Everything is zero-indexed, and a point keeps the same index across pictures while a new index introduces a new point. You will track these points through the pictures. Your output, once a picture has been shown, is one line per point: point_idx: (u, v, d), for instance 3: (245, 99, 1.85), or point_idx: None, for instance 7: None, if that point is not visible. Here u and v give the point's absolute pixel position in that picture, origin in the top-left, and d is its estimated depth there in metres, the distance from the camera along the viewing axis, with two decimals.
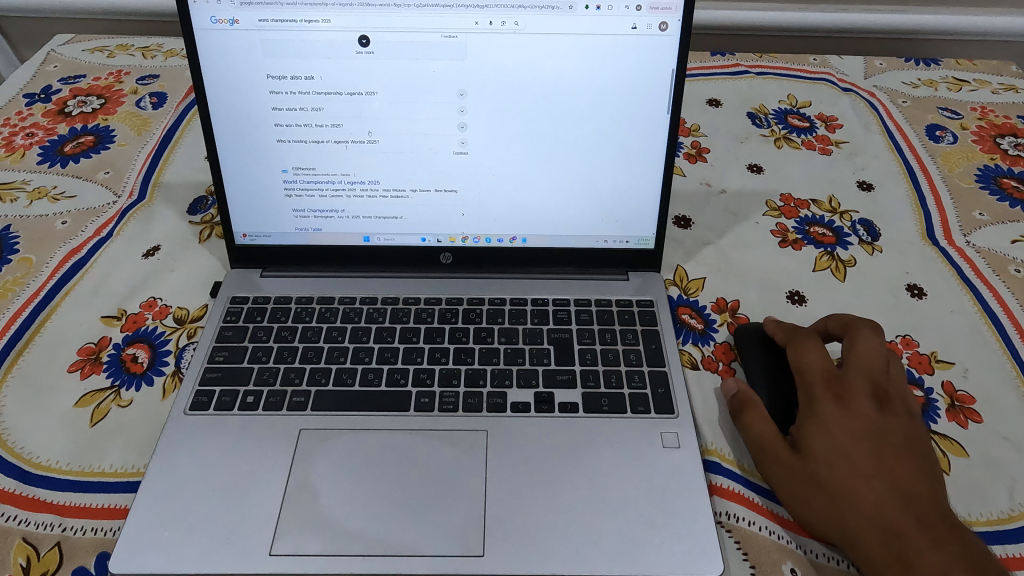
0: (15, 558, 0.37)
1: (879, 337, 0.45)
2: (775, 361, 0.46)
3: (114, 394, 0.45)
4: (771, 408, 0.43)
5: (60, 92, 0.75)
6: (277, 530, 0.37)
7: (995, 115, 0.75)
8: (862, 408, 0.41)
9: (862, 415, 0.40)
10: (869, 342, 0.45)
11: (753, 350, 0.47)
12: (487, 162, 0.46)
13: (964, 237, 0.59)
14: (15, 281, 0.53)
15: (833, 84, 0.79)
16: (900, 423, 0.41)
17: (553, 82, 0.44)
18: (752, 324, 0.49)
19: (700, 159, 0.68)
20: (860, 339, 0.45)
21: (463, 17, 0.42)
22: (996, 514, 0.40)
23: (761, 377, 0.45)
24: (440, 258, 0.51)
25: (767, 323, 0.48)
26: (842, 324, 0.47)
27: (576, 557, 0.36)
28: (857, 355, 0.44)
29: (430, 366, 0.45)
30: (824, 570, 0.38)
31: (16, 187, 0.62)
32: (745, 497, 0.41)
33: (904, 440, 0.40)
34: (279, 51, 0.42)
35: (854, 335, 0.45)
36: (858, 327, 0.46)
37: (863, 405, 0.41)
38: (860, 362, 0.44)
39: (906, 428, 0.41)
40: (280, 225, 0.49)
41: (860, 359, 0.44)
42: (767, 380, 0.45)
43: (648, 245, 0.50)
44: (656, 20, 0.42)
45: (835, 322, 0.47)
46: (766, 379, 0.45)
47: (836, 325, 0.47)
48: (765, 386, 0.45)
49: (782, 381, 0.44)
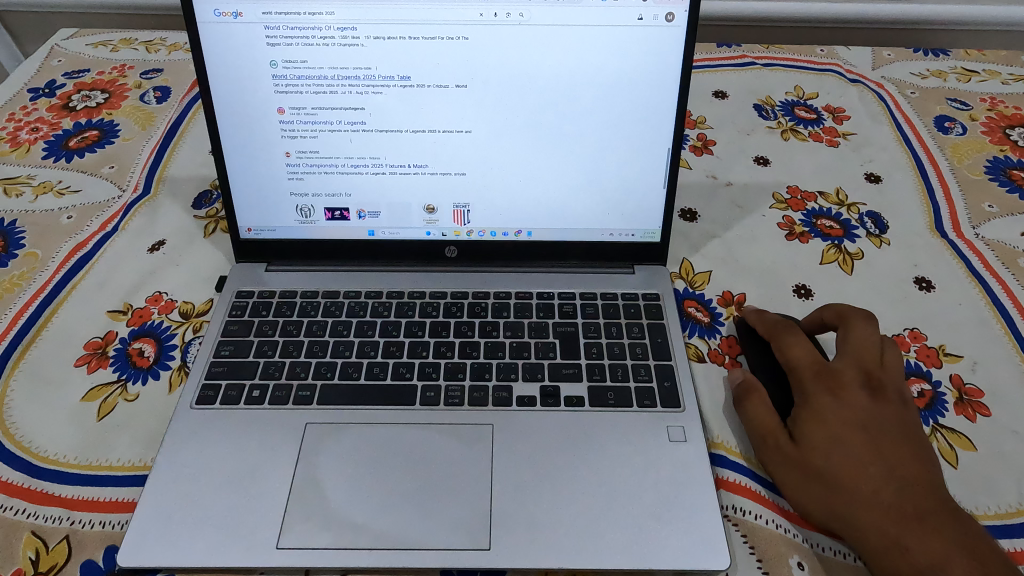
0: (24, 552, 0.38)
1: (872, 327, 0.45)
2: (768, 355, 0.46)
3: (121, 388, 0.46)
4: (769, 395, 0.43)
5: (64, 86, 0.75)
6: (283, 524, 0.37)
7: (1005, 106, 0.74)
8: (855, 399, 0.41)
9: (855, 406, 0.40)
10: (862, 332, 0.44)
11: (751, 344, 0.47)
12: (491, 153, 0.46)
13: (972, 230, 0.59)
14: (21, 276, 0.53)
15: (840, 75, 0.79)
16: (895, 412, 0.41)
17: (558, 74, 0.43)
18: (750, 314, 0.49)
19: (706, 151, 0.67)
20: (854, 330, 0.45)
21: (467, 10, 0.42)
22: (1005, 508, 0.40)
23: (760, 370, 0.45)
24: (444, 252, 0.50)
25: (760, 312, 0.48)
26: (837, 314, 0.46)
27: (582, 552, 0.36)
28: (850, 346, 0.44)
29: (435, 360, 0.45)
30: (830, 564, 0.38)
31: (21, 182, 0.62)
32: (751, 490, 0.41)
33: (899, 429, 0.40)
34: (282, 42, 0.42)
35: (848, 327, 0.45)
36: (852, 317, 0.46)
37: (856, 395, 0.41)
38: (852, 352, 0.44)
39: (902, 418, 0.40)
40: (285, 218, 0.49)
41: (853, 351, 0.44)
42: (766, 372, 0.45)
43: (654, 238, 0.50)
44: (662, 10, 0.41)
45: (830, 312, 0.47)
46: (764, 370, 0.45)
47: (831, 316, 0.46)
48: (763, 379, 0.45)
49: (776, 374, 0.44)
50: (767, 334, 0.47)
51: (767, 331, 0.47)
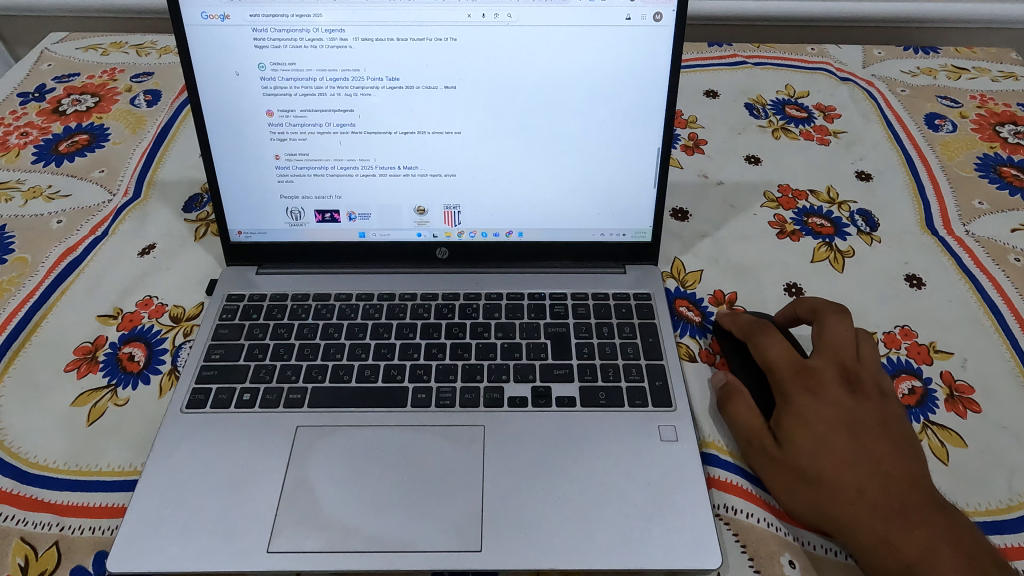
0: (13, 558, 0.37)
1: (846, 321, 0.45)
2: (746, 354, 0.46)
3: (111, 393, 0.45)
4: (751, 396, 0.43)
5: (54, 90, 0.75)
6: (274, 528, 0.37)
7: (995, 103, 0.74)
8: (837, 397, 0.41)
9: (835, 403, 0.40)
10: (837, 327, 0.45)
11: (730, 344, 0.47)
12: (481, 154, 0.46)
13: (962, 227, 0.59)
14: (11, 281, 0.53)
15: (831, 73, 0.79)
16: (875, 407, 0.41)
17: (547, 74, 0.43)
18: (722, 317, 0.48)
19: (697, 151, 0.67)
20: (829, 326, 0.45)
21: (455, 11, 0.41)
22: (995, 504, 0.40)
23: (740, 371, 0.45)
24: (435, 253, 0.50)
25: (732, 315, 0.48)
26: (810, 310, 0.47)
27: (573, 552, 0.36)
28: (826, 342, 0.44)
29: (426, 362, 0.45)
30: (820, 562, 0.38)
31: (10, 187, 0.62)
32: (742, 488, 0.41)
33: (881, 423, 0.40)
34: (270, 42, 0.42)
35: (822, 322, 0.45)
36: (825, 313, 0.46)
37: (836, 393, 0.41)
38: (829, 349, 0.44)
39: (882, 412, 0.41)
40: (274, 220, 0.49)
41: (828, 346, 0.44)
42: (746, 372, 0.45)
43: (645, 238, 0.50)
44: (650, 10, 0.41)
45: (803, 308, 0.47)
46: (745, 369, 0.45)
47: (805, 311, 0.47)
48: (745, 380, 0.45)
49: (755, 373, 0.44)
50: (743, 333, 0.46)
51: (743, 332, 0.46)
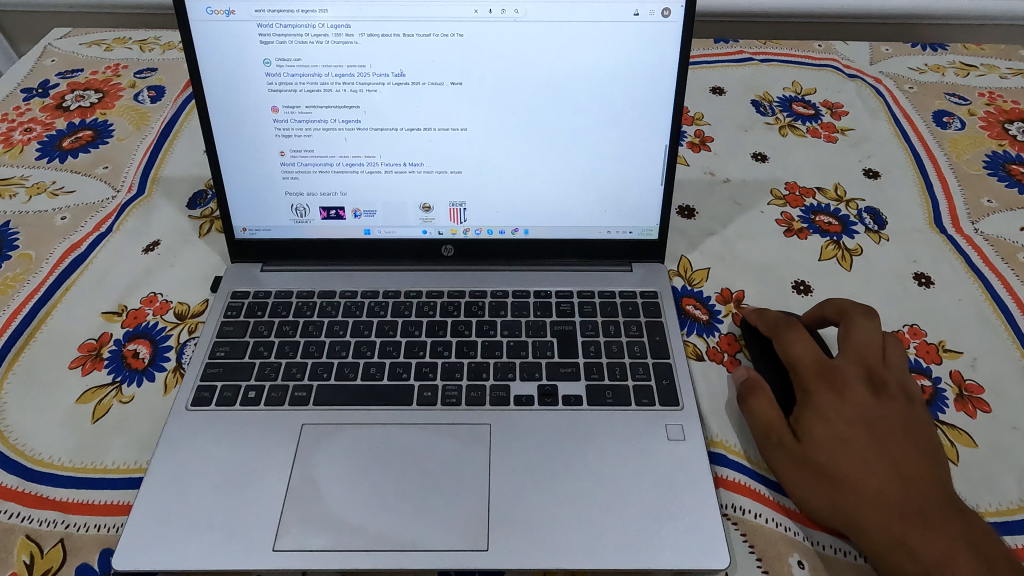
0: (18, 556, 0.37)
1: (874, 324, 0.45)
2: (770, 352, 0.46)
3: (115, 390, 0.45)
4: (773, 391, 0.43)
5: (57, 86, 0.75)
6: (279, 526, 0.37)
7: (1003, 100, 0.74)
8: (859, 397, 0.41)
9: (857, 402, 0.40)
10: (864, 328, 0.44)
11: (754, 341, 0.47)
12: (486, 151, 0.46)
13: (971, 225, 0.58)
14: (15, 277, 0.53)
15: (838, 70, 0.78)
16: (898, 409, 0.40)
17: (553, 71, 0.43)
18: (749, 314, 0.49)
19: (704, 148, 0.67)
20: (856, 327, 0.45)
21: (461, 7, 0.41)
22: (1006, 505, 0.40)
23: (763, 368, 0.45)
24: (441, 250, 0.50)
25: (760, 312, 0.48)
26: (838, 310, 0.46)
27: (579, 551, 0.36)
28: (852, 343, 0.44)
29: (432, 360, 0.45)
30: (831, 563, 0.37)
31: (14, 183, 0.62)
32: (751, 489, 0.41)
33: (903, 425, 0.40)
34: (275, 37, 0.41)
35: (848, 323, 0.45)
36: (852, 314, 0.46)
37: (859, 393, 0.41)
38: (854, 350, 0.43)
39: (904, 414, 0.40)
40: (279, 218, 0.48)
41: (854, 347, 0.44)
42: (769, 370, 0.45)
43: (651, 236, 0.50)
44: (658, 6, 0.41)
45: (830, 308, 0.47)
46: (767, 367, 0.45)
47: (832, 312, 0.46)
48: (765, 375, 0.45)
49: (778, 371, 0.44)
50: (769, 331, 0.46)
51: (767, 330, 0.46)
